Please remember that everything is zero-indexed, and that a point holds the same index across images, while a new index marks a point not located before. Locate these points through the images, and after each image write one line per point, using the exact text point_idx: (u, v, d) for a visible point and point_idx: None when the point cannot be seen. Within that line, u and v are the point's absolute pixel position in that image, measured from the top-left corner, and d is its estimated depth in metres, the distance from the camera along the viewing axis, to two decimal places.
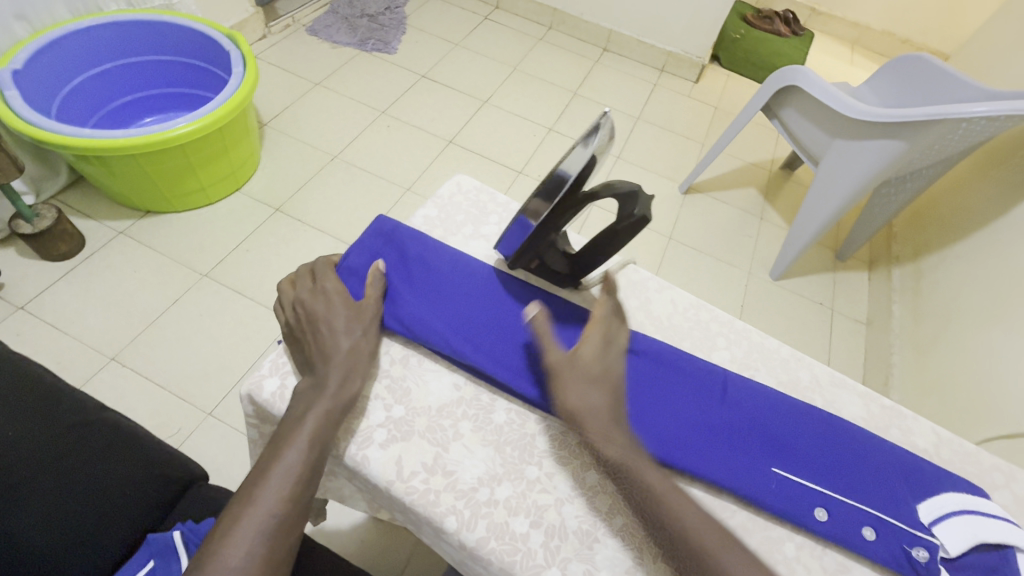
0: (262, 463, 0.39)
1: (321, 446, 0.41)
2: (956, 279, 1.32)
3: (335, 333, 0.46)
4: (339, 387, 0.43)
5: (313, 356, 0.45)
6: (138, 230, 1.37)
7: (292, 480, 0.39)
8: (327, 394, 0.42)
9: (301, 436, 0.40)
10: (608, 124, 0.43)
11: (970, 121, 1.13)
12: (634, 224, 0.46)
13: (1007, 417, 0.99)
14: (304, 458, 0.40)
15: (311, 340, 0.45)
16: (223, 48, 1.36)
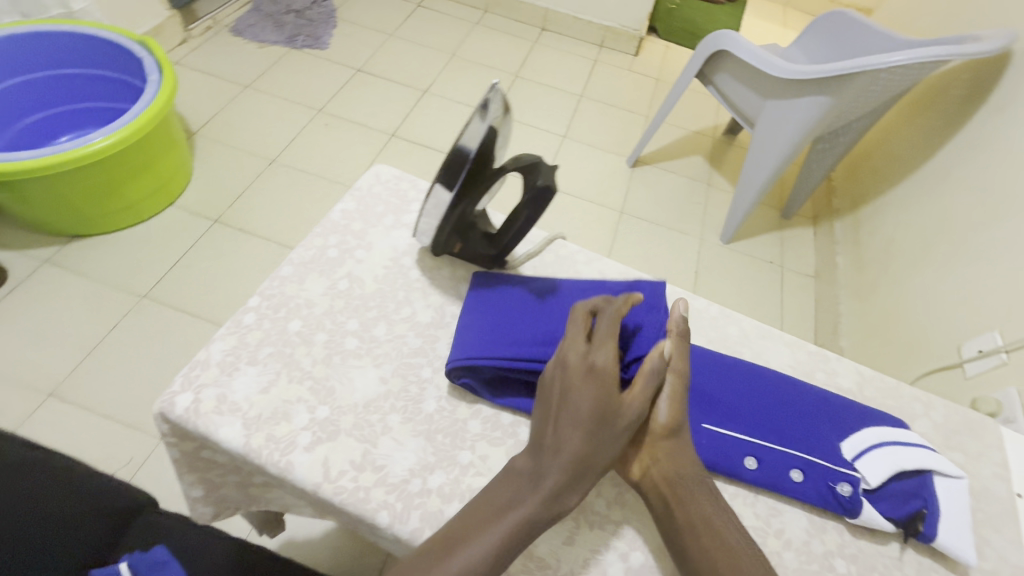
0: (449, 534, 0.37)
1: (535, 524, 0.37)
2: (890, 225, 1.38)
3: (574, 399, 0.40)
4: (578, 452, 0.39)
5: (543, 438, 0.40)
6: (66, 256, 1.30)
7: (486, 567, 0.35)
8: (562, 466, 0.38)
9: (509, 517, 0.37)
10: (498, 94, 0.43)
11: (888, 71, 1.17)
12: (542, 196, 0.46)
13: (943, 352, 1.04)
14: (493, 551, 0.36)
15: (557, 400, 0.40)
16: (135, 55, 1.28)
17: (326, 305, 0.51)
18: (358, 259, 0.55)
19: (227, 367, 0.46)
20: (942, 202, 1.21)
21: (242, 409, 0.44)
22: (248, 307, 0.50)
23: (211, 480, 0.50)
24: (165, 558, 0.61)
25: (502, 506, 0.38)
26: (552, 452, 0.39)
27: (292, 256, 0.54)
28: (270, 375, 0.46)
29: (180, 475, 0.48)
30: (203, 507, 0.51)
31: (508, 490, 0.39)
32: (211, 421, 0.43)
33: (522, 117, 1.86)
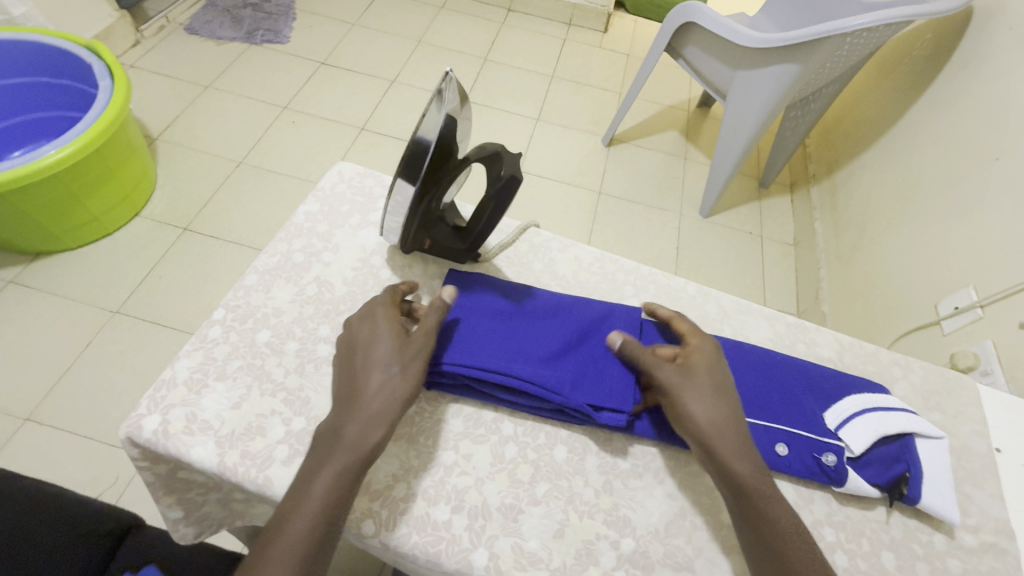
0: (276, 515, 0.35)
1: (354, 479, 0.37)
2: (865, 188, 1.39)
3: (372, 350, 0.41)
4: (380, 397, 0.39)
5: (345, 394, 0.40)
6: (31, 275, 1.25)
7: (308, 541, 0.34)
8: (365, 410, 0.38)
9: (327, 476, 0.36)
10: (453, 81, 0.42)
11: (855, 34, 1.16)
12: (510, 185, 0.45)
13: (922, 311, 1.05)
14: (313, 522, 0.35)
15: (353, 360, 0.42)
16: (83, 60, 1.22)
17: (295, 312, 0.49)
18: (325, 262, 0.53)
19: (195, 385, 0.44)
20: (914, 162, 1.21)
21: (213, 427, 0.42)
22: (213, 321, 0.48)
23: (191, 500, 0.48)
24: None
25: (313, 472, 0.36)
26: (350, 408, 0.39)
27: (256, 263, 0.52)
28: (241, 390, 0.44)
29: (156, 499, 0.47)
30: (184, 528, 0.49)
31: (320, 454, 0.37)
32: (182, 442, 0.41)
33: (494, 101, 1.83)
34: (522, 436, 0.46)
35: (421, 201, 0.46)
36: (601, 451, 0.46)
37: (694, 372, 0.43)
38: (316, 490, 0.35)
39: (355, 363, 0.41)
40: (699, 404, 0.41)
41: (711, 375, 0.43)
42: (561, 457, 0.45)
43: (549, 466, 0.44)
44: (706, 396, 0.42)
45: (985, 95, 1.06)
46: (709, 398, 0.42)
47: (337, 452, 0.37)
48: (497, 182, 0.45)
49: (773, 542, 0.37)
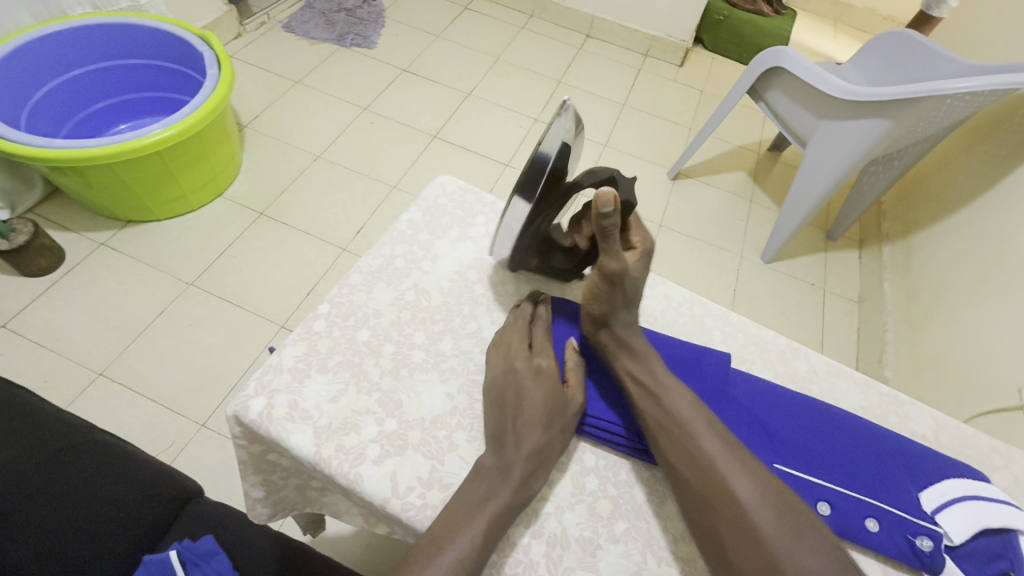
0: (435, 532, 0.37)
1: (508, 517, 0.38)
2: (946, 254, 1.32)
3: (529, 402, 0.43)
4: (540, 442, 0.41)
5: (505, 435, 0.42)
6: (120, 240, 1.34)
7: (471, 559, 0.36)
8: (526, 456, 0.40)
9: (488, 509, 0.38)
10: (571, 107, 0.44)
11: (956, 97, 1.11)
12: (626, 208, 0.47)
13: (1002, 392, 0.98)
14: (475, 549, 0.36)
15: (508, 408, 0.43)
16: (195, 49, 1.31)
17: (393, 316, 0.51)
18: (424, 270, 0.55)
19: (299, 374, 0.46)
20: (1008, 235, 1.15)
21: (313, 417, 0.44)
22: (318, 314, 0.50)
23: (272, 482, 0.51)
24: (213, 547, 0.60)
25: (476, 503, 0.38)
26: (516, 448, 0.41)
27: (360, 264, 0.54)
28: (340, 385, 0.46)
29: (243, 476, 0.49)
30: (261, 506, 0.52)
31: (480, 488, 0.39)
32: (283, 427, 0.43)
33: None
34: (603, 469, 0.46)
35: (536, 222, 0.48)
36: None
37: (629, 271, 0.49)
38: (485, 517, 0.37)
39: (512, 410, 0.43)
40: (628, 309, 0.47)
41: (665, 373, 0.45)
42: (640, 497, 0.45)
43: (629, 505, 0.44)
44: (663, 395, 0.43)
45: None
46: (669, 398, 0.43)
47: (500, 491, 0.39)
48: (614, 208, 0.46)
49: (721, 500, 0.38)
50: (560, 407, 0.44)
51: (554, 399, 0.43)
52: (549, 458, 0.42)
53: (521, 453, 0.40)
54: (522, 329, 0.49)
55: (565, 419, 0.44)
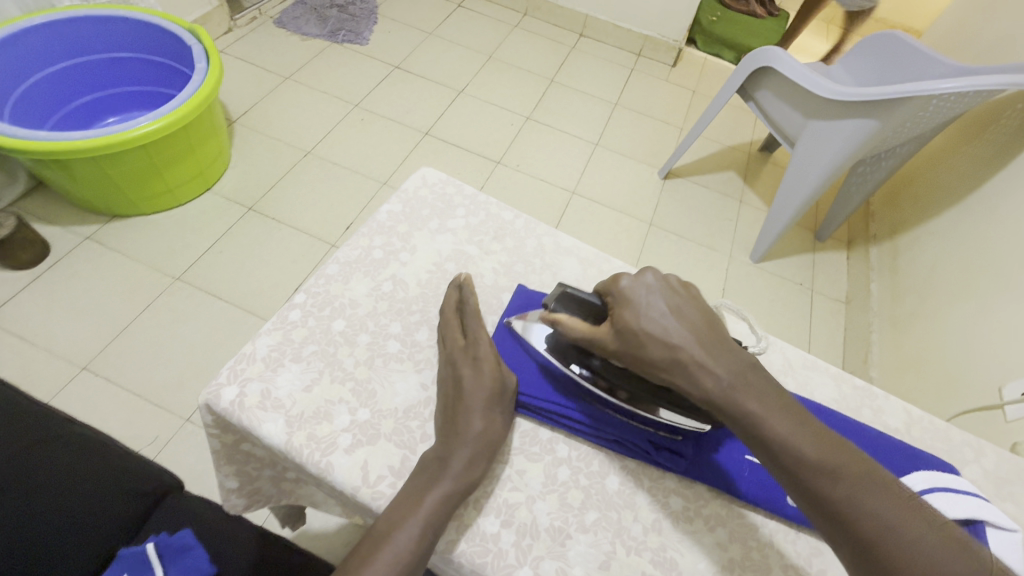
0: (382, 523, 0.37)
1: (452, 505, 0.39)
2: (931, 255, 1.33)
3: (469, 389, 0.43)
4: (481, 430, 0.42)
5: (449, 425, 0.42)
6: (105, 235, 1.33)
7: (413, 547, 0.36)
8: (468, 444, 0.41)
9: (432, 498, 0.38)
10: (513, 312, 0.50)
11: (941, 98, 1.12)
12: (581, 300, 0.45)
13: (983, 391, 0.99)
14: (418, 537, 0.37)
15: (453, 399, 0.43)
16: (183, 43, 1.30)
17: (369, 306, 0.51)
18: (402, 262, 0.55)
19: (272, 363, 0.46)
20: (991, 235, 1.16)
21: (285, 406, 0.44)
22: (294, 304, 0.50)
23: (247, 472, 0.51)
24: (190, 542, 0.58)
25: (420, 492, 0.39)
26: (461, 435, 0.41)
27: (338, 255, 0.54)
28: (314, 374, 0.46)
29: (217, 466, 0.49)
30: (235, 498, 0.52)
31: (424, 476, 0.40)
32: (255, 416, 0.43)
33: (556, 122, 1.86)
34: (575, 460, 0.46)
35: (624, 386, 0.44)
36: (653, 488, 0.45)
37: (644, 316, 0.41)
38: (422, 510, 0.38)
39: (453, 398, 0.44)
40: (663, 349, 0.39)
41: (730, 359, 0.39)
42: (612, 487, 0.45)
43: (600, 496, 0.44)
44: (736, 393, 0.37)
45: None
46: (742, 394, 0.37)
47: (438, 484, 0.39)
48: (584, 316, 0.44)
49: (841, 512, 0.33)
50: (497, 390, 0.44)
51: (493, 385, 0.44)
52: (490, 443, 0.42)
53: (465, 440, 0.41)
54: (459, 319, 0.48)
55: (502, 404, 0.44)
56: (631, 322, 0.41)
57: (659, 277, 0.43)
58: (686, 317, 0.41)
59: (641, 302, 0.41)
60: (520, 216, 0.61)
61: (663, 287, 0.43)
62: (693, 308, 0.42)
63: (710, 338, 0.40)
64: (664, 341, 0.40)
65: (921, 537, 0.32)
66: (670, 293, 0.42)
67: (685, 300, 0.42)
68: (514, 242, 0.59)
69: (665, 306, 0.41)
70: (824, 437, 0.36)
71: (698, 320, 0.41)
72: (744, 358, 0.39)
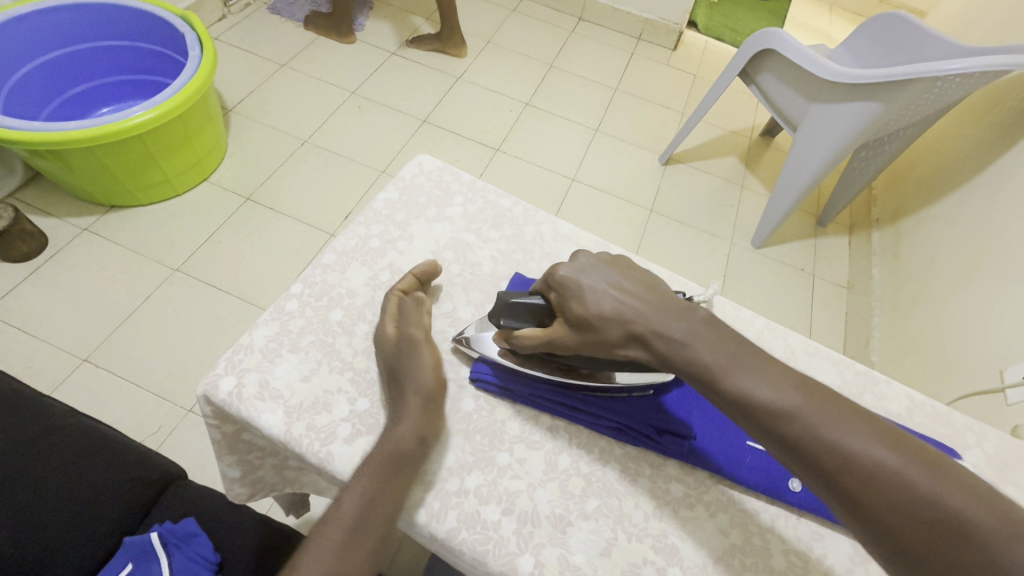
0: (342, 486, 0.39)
1: (401, 462, 0.40)
2: (934, 238, 1.32)
3: (404, 363, 0.44)
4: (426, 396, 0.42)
5: (393, 399, 0.43)
6: (103, 226, 1.32)
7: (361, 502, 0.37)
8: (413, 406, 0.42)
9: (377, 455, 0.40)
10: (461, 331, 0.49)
11: (946, 79, 1.10)
12: (526, 309, 0.44)
13: (985, 375, 0.99)
14: (363, 492, 0.38)
15: (392, 381, 0.44)
16: (176, 30, 1.28)
17: (367, 296, 0.51)
18: (400, 250, 0.54)
19: (270, 353, 0.46)
20: (995, 218, 1.15)
21: (283, 396, 0.44)
22: (291, 294, 0.50)
23: (248, 463, 0.51)
24: (195, 530, 0.59)
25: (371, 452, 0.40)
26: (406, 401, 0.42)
27: (335, 244, 0.54)
28: (312, 364, 0.46)
29: (218, 457, 0.49)
30: (238, 488, 0.52)
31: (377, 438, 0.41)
32: (254, 407, 0.43)
33: (555, 108, 1.84)
34: (576, 448, 0.46)
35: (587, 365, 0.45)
36: (654, 475, 0.45)
37: (590, 301, 0.41)
38: (342, 513, 0.37)
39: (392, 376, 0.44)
40: (619, 328, 0.39)
41: (682, 318, 0.38)
42: (613, 475, 0.45)
43: (601, 483, 0.44)
44: (690, 348, 0.37)
45: None
46: (687, 341, 0.37)
47: (357, 484, 0.38)
48: (533, 322, 0.44)
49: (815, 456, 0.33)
50: (419, 348, 0.44)
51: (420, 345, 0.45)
52: (416, 407, 0.42)
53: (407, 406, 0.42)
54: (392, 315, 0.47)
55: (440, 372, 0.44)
56: (580, 312, 0.41)
57: (592, 257, 0.44)
58: (627, 288, 0.41)
59: (583, 284, 0.42)
60: (519, 203, 0.60)
61: (595, 264, 0.43)
62: (634, 279, 0.42)
63: (653, 300, 0.40)
64: (618, 320, 0.40)
65: (905, 468, 0.31)
66: (608, 270, 0.43)
67: (621, 271, 0.42)
68: (512, 229, 0.58)
69: (606, 282, 0.42)
70: (792, 379, 0.35)
71: (639, 290, 0.41)
72: (690, 311, 0.39)
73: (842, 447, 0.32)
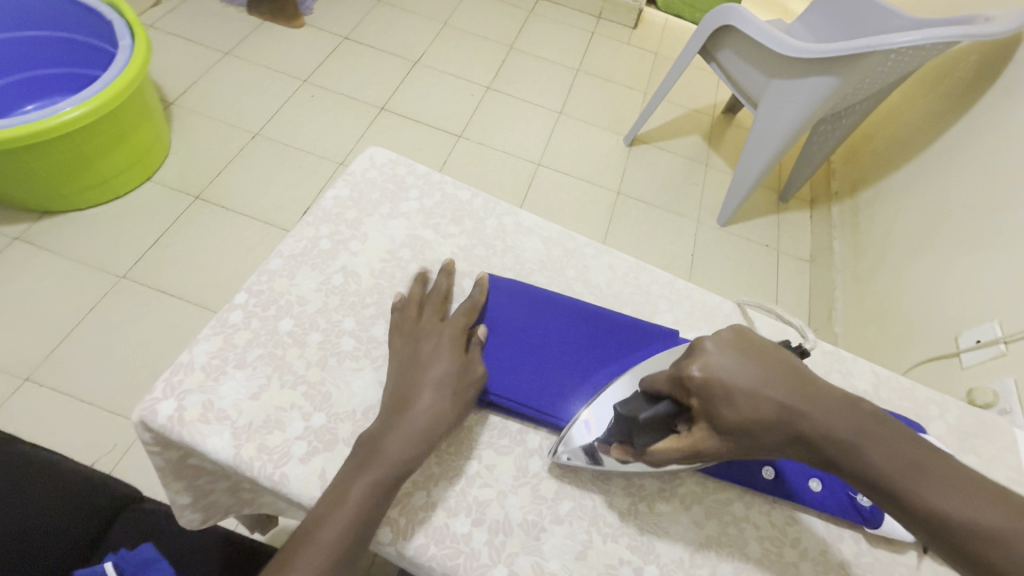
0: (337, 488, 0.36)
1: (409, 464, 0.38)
2: (891, 209, 1.35)
3: (427, 361, 0.42)
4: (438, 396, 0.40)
5: (400, 396, 0.40)
6: (37, 234, 1.22)
7: (365, 508, 0.35)
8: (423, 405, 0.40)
9: (384, 461, 0.37)
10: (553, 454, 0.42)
11: (898, 51, 1.12)
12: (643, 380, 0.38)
13: (940, 341, 1.03)
14: (368, 498, 0.36)
15: (403, 377, 0.42)
16: (103, 17, 1.18)
17: (319, 302, 0.48)
18: (352, 251, 0.51)
19: (213, 371, 0.42)
20: (948, 186, 1.18)
21: (231, 417, 0.41)
22: (234, 305, 0.46)
23: (198, 487, 0.47)
24: (152, 555, 0.54)
25: (375, 452, 0.37)
26: (417, 399, 0.40)
27: (282, 248, 0.50)
28: (261, 380, 0.43)
29: (164, 483, 0.45)
30: (191, 514, 0.48)
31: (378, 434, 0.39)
32: (197, 431, 0.40)
33: (517, 91, 1.79)
34: (547, 450, 0.44)
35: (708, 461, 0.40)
36: (628, 472, 0.44)
37: (739, 400, 0.35)
38: (320, 541, 0.34)
39: (408, 368, 0.42)
40: (777, 434, 0.34)
41: (850, 415, 0.34)
42: (586, 475, 0.43)
43: (574, 484, 0.43)
44: (861, 454, 0.33)
45: (1022, 123, 1.04)
46: (865, 452, 0.33)
47: (339, 511, 0.35)
48: (665, 434, 0.37)
49: None
50: (443, 356, 0.42)
51: (447, 359, 0.43)
52: (412, 421, 0.39)
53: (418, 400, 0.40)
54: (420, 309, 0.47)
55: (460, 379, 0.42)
56: (718, 379, 0.36)
57: (725, 341, 0.37)
58: (780, 379, 0.35)
59: (729, 378, 0.35)
60: (478, 195, 0.57)
61: (729, 346, 0.37)
62: (775, 364, 0.36)
63: (811, 391, 0.34)
64: (774, 420, 0.34)
65: None
66: (741, 352, 0.36)
67: (763, 344, 0.37)
68: (473, 223, 0.56)
69: (748, 354, 0.36)
70: (981, 493, 0.31)
71: (795, 379, 0.35)
72: (843, 398, 0.35)
73: None
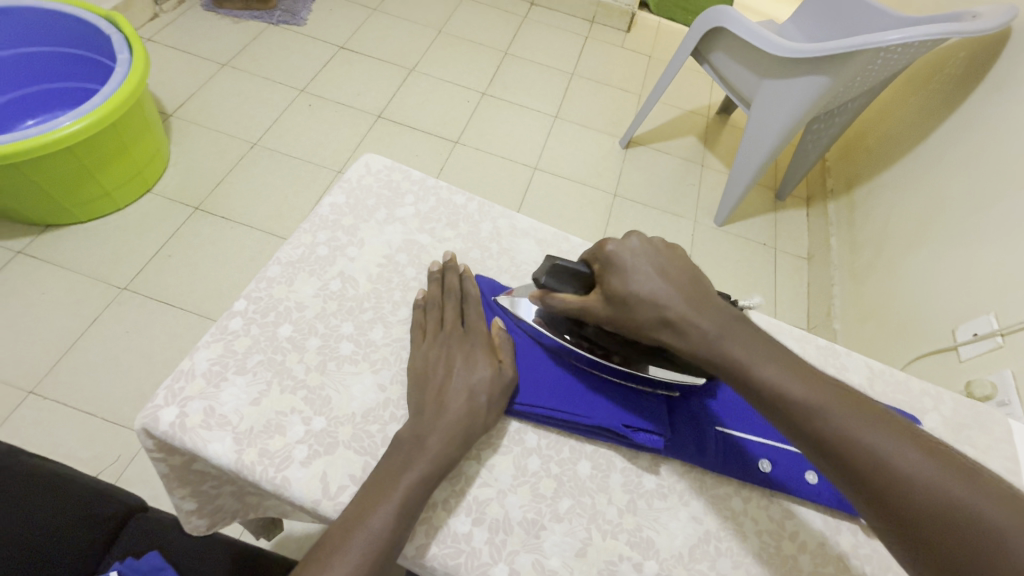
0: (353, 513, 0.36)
1: (428, 487, 0.38)
2: (886, 205, 1.36)
3: (456, 375, 0.42)
4: (461, 416, 0.41)
5: (425, 404, 0.41)
6: (39, 248, 1.23)
7: (385, 533, 0.35)
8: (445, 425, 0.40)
9: (404, 483, 0.37)
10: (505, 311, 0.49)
11: (888, 49, 1.13)
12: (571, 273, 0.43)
13: (939, 335, 1.03)
14: (390, 523, 0.35)
15: (429, 389, 0.42)
16: (102, 32, 1.19)
17: (318, 307, 0.48)
18: (350, 256, 0.52)
19: (214, 377, 0.43)
20: (942, 181, 1.18)
21: (232, 423, 0.41)
22: (235, 312, 0.47)
23: (203, 492, 0.48)
24: (161, 563, 0.55)
25: (395, 473, 0.37)
26: (439, 418, 0.40)
27: (280, 254, 0.51)
28: (262, 385, 0.43)
29: (169, 489, 0.46)
30: (196, 519, 0.49)
31: (399, 457, 0.38)
32: (199, 437, 0.40)
33: (512, 96, 1.81)
34: (545, 448, 0.45)
35: (618, 351, 0.44)
36: (626, 468, 0.45)
37: (630, 279, 0.40)
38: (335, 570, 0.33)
39: (432, 379, 0.43)
40: (651, 311, 0.39)
41: (742, 330, 0.38)
42: (585, 472, 0.44)
43: (573, 482, 0.43)
44: (752, 364, 0.36)
45: (1013, 117, 1.05)
46: (758, 364, 0.36)
47: (357, 535, 0.35)
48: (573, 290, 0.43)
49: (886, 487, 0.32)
50: (477, 364, 0.43)
51: (483, 363, 0.43)
52: (434, 441, 0.39)
53: (439, 418, 0.40)
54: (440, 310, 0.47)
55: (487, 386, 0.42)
56: (618, 288, 0.40)
57: (646, 239, 0.42)
58: (671, 275, 0.40)
59: (628, 261, 0.41)
60: (473, 199, 0.58)
61: (647, 248, 0.42)
62: (680, 270, 0.41)
63: (705, 303, 0.39)
64: (654, 305, 0.39)
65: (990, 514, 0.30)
66: (655, 255, 0.41)
67: (673, 262, 0.41)
68: (468, 227, 0.56)
69: (652, 269, 0.41)
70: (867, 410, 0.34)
71: (684, 282, 0.40)
72: (755, 330, 0.38)
73: (913, 481, 0.31)
